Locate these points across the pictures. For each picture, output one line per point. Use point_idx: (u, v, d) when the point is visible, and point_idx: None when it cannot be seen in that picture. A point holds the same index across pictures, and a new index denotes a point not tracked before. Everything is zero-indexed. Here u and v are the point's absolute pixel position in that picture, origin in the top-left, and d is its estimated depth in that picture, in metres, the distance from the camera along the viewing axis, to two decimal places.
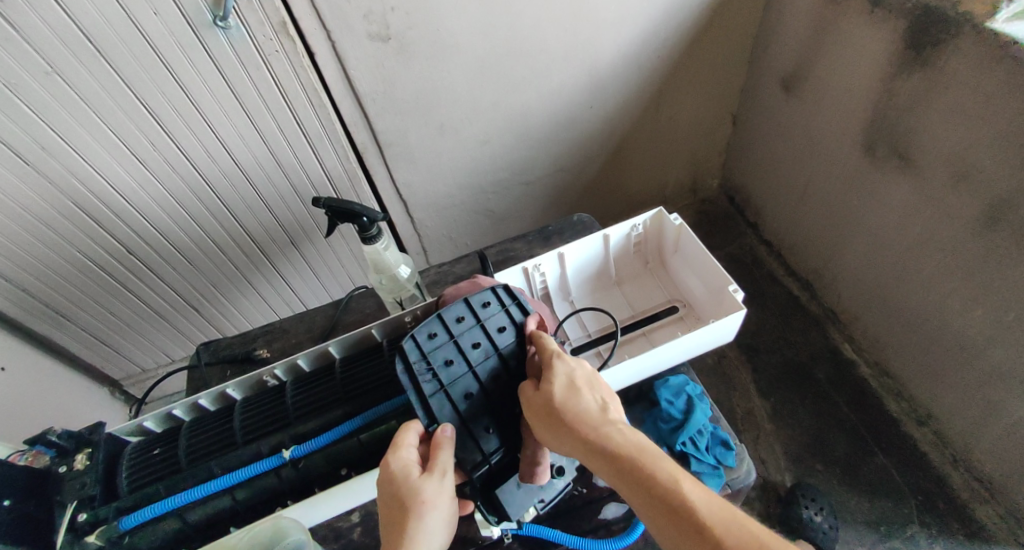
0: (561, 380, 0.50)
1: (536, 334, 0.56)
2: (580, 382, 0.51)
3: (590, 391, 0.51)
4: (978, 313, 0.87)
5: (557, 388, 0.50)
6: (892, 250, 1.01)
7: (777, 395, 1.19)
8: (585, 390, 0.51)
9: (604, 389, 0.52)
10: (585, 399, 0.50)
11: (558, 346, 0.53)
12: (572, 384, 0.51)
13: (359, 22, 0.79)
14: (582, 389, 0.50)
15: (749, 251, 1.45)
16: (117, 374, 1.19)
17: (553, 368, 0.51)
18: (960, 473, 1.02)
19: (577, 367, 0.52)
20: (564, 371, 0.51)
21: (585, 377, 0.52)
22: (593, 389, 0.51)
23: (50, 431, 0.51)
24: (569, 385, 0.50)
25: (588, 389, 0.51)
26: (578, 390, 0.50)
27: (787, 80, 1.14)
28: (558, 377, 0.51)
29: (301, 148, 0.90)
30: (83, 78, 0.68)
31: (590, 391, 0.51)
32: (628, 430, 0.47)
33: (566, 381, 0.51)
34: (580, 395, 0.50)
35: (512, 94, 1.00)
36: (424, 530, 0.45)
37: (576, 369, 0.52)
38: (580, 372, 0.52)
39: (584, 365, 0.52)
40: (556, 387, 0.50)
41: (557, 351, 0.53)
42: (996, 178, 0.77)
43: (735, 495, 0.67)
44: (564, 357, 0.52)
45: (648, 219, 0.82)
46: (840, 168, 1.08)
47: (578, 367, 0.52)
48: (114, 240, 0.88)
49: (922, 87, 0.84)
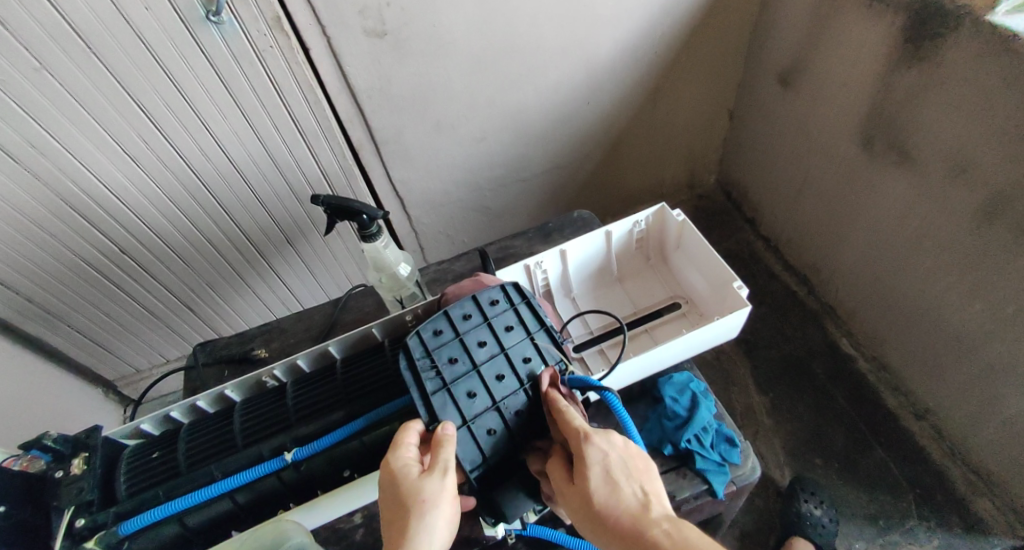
0: (596, 471, 0.47)
1: (555, 399, 0.51)
2: (615, 471, 0.48)
3: (628, 480, 0.48)
4: (977, 306, 0.87)
5: (593, 487, 0.47)
6: (890, 244, 1.01)
7: (776, 390, 1.19)
8: (623, 481, 0.48)
9: (640, 472, 0.49)
10: (624, 492, 0.47)
11: (587, 427, 0.48)
12: (609, 476, 0.47)
13: (354, 18, 0.78)
14: (619, 480, 0.47)
15: (747, 247, 1.45)
16: (111, 375, 1.17)
17: (585, 461, 0.47)
18: (958, 466, 1.02)
19: (610, 452, 0.48)
20: (598, 461, 0.48)
21: (620, 464, 0.48)
22: (630, 476, 0.48)
23: (45, 436, 0.50)
24: (605, 479, 0.47)
25: (626, 479, 0.48)
26: (616, 484, 0.47)
27: (784, 75, 1.14)
28: (593, 470, 0.47)
29: (296, 146, 0.89)
30: (72, 73, 0.66)
31: (628, 481, 0.48)
32: (674, 529, 0.44)
33: (601, 475, 0.47)
34: (618, 490, 0.47)
35: (509, 90, 1.00)
36: (425, 529, 0.44)
37: (610, 453, 0.48)
38: (614, 457, 0.48)
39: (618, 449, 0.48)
40: (592, 485, 0.47)
41: (585, 433, 0.48)
42: (995, 172, 0.77)
43: (739, 493, 0.66)
44: (593, 441, 0.48)
45: (650, 215, 0.82)
46: (838, 163, 1.08)
47: (610, 451, 0.48)
48: (106, 239, 0.87)
49: (920, 82, 0.84)
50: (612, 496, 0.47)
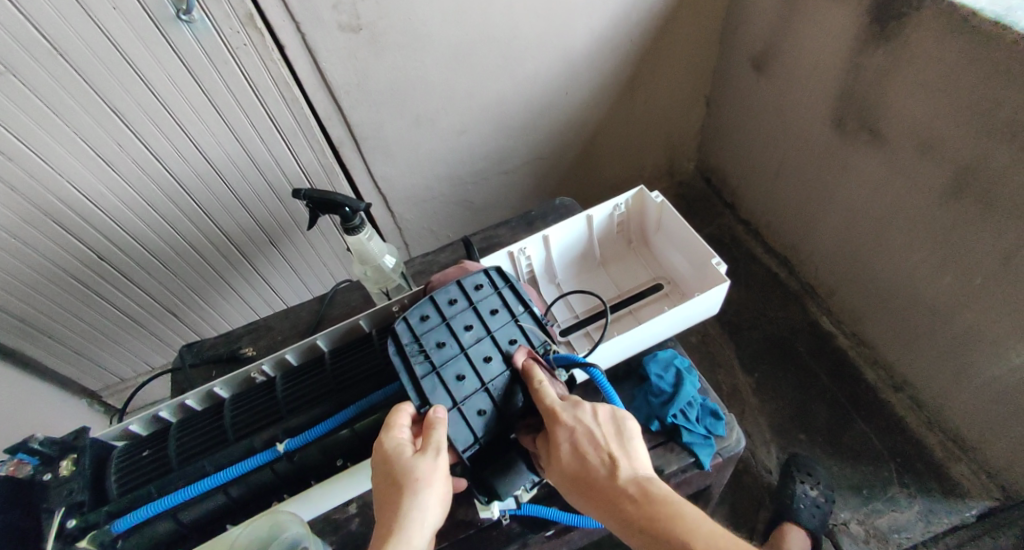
0: (566, 446, 0.49)
1: (527, 381, 0.52)
2: (584, 442, 0.49)
3: (596, 450, 0.49)
4: (947, 279, 0.90)
5: (564, 461, 0.49)
6: (864, 222, 1.04)
7: (760, 369, 1.22)
8: (592, 451, 0.49)
9: (610, 440, 0.50)
10: (591, 462, 0.49)
11: (554, 409, 0.49)
12: (578, 449, 0.49)
13: (328, 13, 0.78)
14: (586, 451, 0.49)
15: (727, 231, 1.47)
16: (96, 384, 1.15)
17: (553, 437, 0.49)
18: (935, 434, 1.06)
19: (579, 425, 0.50)
20: (566, 436, 0.49)
21: (589, 435, 0.50)
22: (599, 445, 0.49)
23: (30, 438, 0.49)
24: (572, 451, 0.49)
25: (592, 449, 0.49)
26: (585, 455, 0.49)
27: (757, 60, 1.16)
28: (563, 446, 0.49)
29: (275, 144, 0.88)
30: (40, 77, 0.65)
31: (596, 451, 0.49)
32: (639, 493, 0.46)
33: (568, 448, 0.49)
34: (587, 460, 0.49)
35: (488, 82, 1.00)
36: (417, 508, 0.45)
37: (578, 427, 0.49)
38: (582, 430, 0.49)
39: (584, 423, 0.49)
40: (562, 459, 0.49)
41: (552, 414, 0.49)
42: (958, 147, 0.80)
43: (725, 464, 0.68)
44: (561, 420, 0.49)
45: (630, 199, 0.83)
46: (812, 145, 1.10)
47: (579, 424, 0.50)
48: (83, 246, 0.85)
49: (887, 61, 0.87)
50: (582, 466, 0.49)
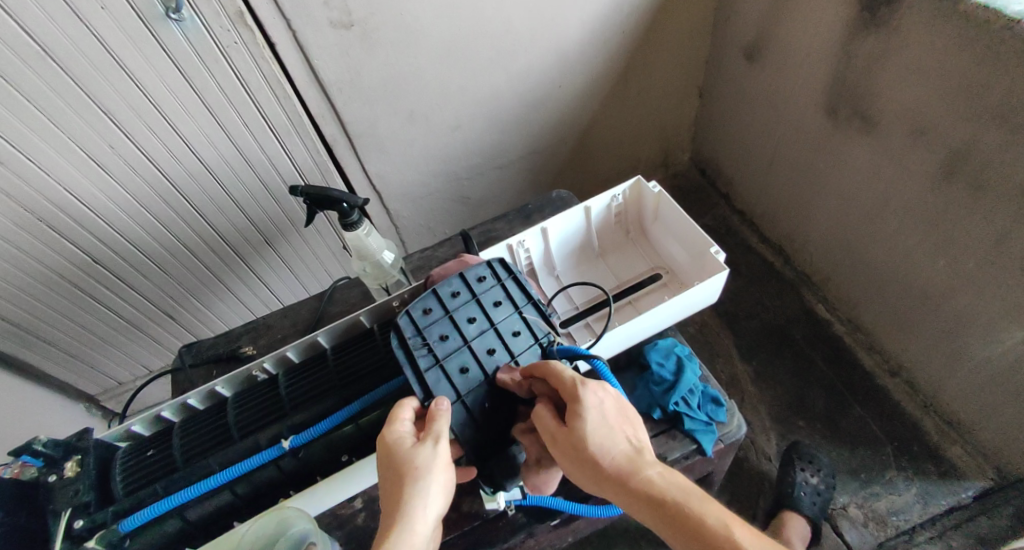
0: (590, 416, 0.47)
1: (546, 362, 0.50)
2: (608, 416, 0.48)
3: (619, 425, 0.48)
4: (940, 264, 0.91)
5: (588, 430, 0.47)
6: (858, 209, 1.05)
7: (758, 357, 1.23)
8: (615, 426, 0.48)
9: (631, 419, 0.49)
10: (616, 436, 0.47)
11: (582, 376, 0.48)
12: (603, 421, 0.47)
13: (319, 10, 0.77)
14: (612, 424, 0.47)
15: (722, 222, 1.48)
16: (93, 388, 1.15)
17: (581, 403, 0.47)
18: (931, 417, 1.07)
19: (602, 398, 0.48)
20: (593, 405, 0.48)
21: (612, 409, 0.48)
22: (622, 422, 0.48)
23: (36, 440, 0.49)
24: (598, 421, 0.47)
25: (617, 424, 0.48)
26: (610, 428, 0.47)
27: (749, 50, 1.16)
28: (588, 415, 0.47)
29: (269, 144, 0.88)
30: (30, 81, 0.65)
31: (620, 426, 0.48)
32: (665, 470, 0.45)
33: (595, 417, 0.47)
34: (612, 434, 0.47)
35: (481, 77, 1.00)
36: (419, 496, 0.45)
37: (603, 400, 0.48)
38: (607, 403, 0.48)
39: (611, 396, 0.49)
40: (588, 427, 0.47)
41: (581, 381, 0.48)
42: (949, 132, 0.81)
43: (728, 449, 0.68)
44: (588, 387, 0.48)
45: (627, 189, 0.83)
46: (805, 134, 1.11)
47: (603, 398, 0.49)
48: (76, 248, 0.84)
49: (877, 48, 0.87)
50: (605, 440, 0.47)
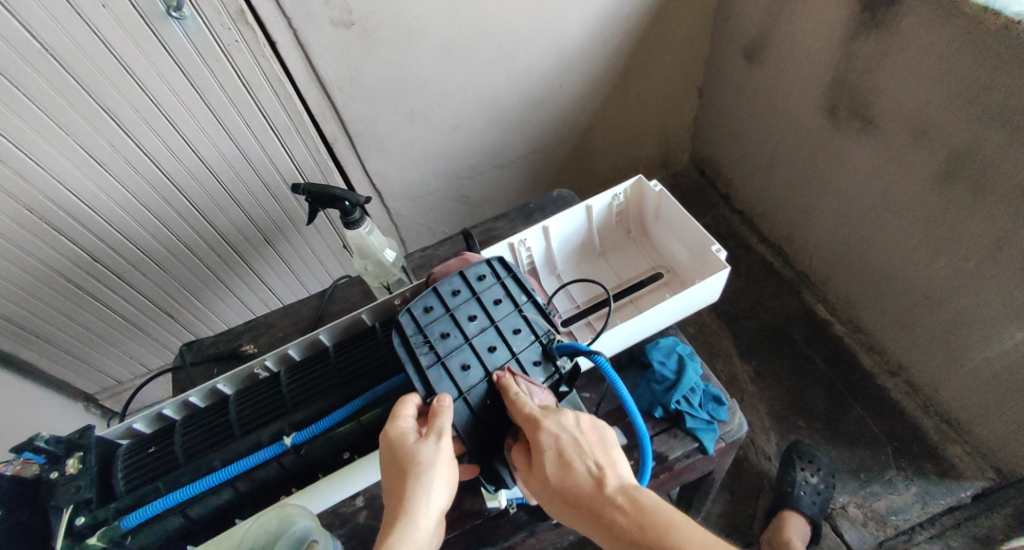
0: (550, 456, 0.48)
1: (507, 389, 0.50)
2: (568, 450, 0.48)
3: (581, 457, 0.48)
4: (940, 263, 0.91)
5: (549, 471, 0.47)
6: (858, 209, 1.05)
7: (758, 357, 1.23)
8: (576, 459, 0.48)
9: (594, 448, 0.49)
10: (577, 471, 0.47)
11: (535, 415, 0.48)
12: (562, 457, 0.48)
13: (320, 9, 0.77)
14: (571, 460, 0.47)
15: (722, 221, 1.48)
16: (93, 388, 1.14)
17: (537, 446, 0.48)
18: (930, 417, 1.07)
19: (560, 433, 0.48)
20: (550, 444, 0.48)
21: (572, 443, 0.48)
22: (583, 454, 0.48)
23: (37, 437, 0.49)
24: (557, 460, 0.48)
25: (577, 458, 0.48)
26: (569, 464, 0.47)
27: (749, 50, 1.16)
28: (546, 456, 0.47)
29: (269, 143, 0.88)
30: (32, 79, 0.65)
31: (581, 459, 0.48)
32: (627, 502, 0.45)
33: (552, 456, 0.48)
34: (572, 469, 0.47)
35: (482, 76, 1.00)
36: (422, 491, 0.45)
37: (561, 435, 0.48)
38: (565, 438, 0.48)
39: (569, 430, 0.48)
40: (548, 468, 0.47)
41: (533, 420, 0.48)
42: (949, 132, 0.81)
43: (729, 448, 0.69)
44: (543, 426, 0.48)
45: (628, 188, 0.83)
46: (806, 134, 1.11)
47: (561, 432, 0.48)
48: (76, 247, 0.84)
49: (878, 48, 0.87)
50: (567, 477, 0.47)
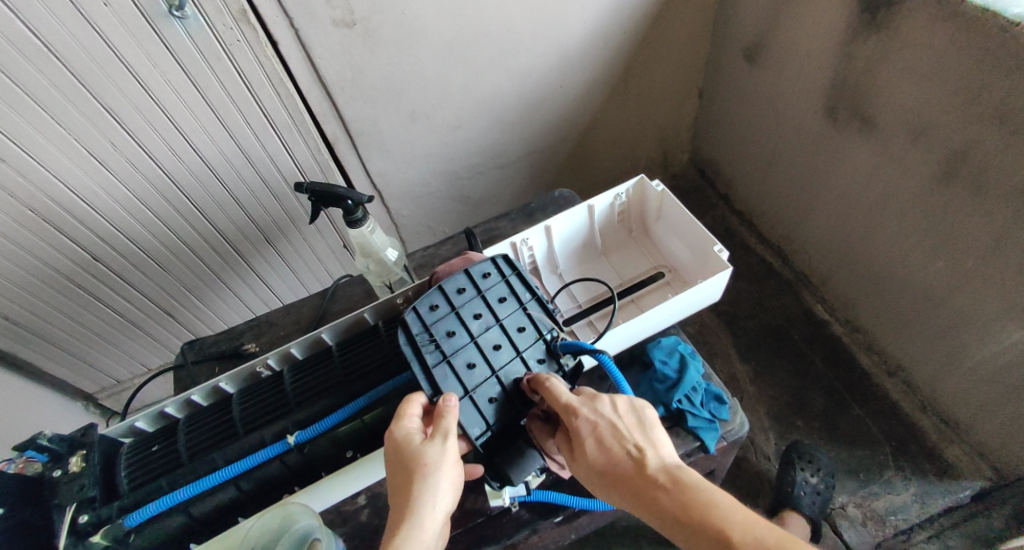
0: (589, 442, 0.49)
1: (538, 382, 0.51)
2: (607, 435, 0.49)
3: (620, 440, 0.48)
4: (939, 264, 0.92)
5: (591, 456, 0.48)
6: (857, 209, 1.05)
7: (757, 357, 1.24)
8: (615, 443, 0.48)
9: (634, 430, 0.49)
10: (618, 454, 0.48)
11: (570, 403, 0.49)
12: (601, 443, 0.48)
13: (322, 9, 0.77)
14: (611, 445, 0.48)
15: (721, 222, 1.49)
16: (92, 388, 1.14)
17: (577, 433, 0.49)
18: (928, 417, 1.07)
19: (598, 420, 0.49)
20: (588, 431, 0.49)
21: (610, 427, 0.49)
22: (622, 437, 0.49)
23: (40, 435, 0.50)
24: (596, 445, 0.48)
25: (617, 442, 0.48)
26: (609, 448, 0.48)
27: (749, 50, 1.17)
28: (586, 441, 0.49)
29: (270, 142, 0.88)
30: (32, 77, 0.65)
31: (620, 442, 0.48)
32: (670, 483, 0.45)
33: (592, 442, 0.49)
34: (613, 453, 0.48)
35: (482, 76, 1.00)
36: (429, 491, 0.45)
37: (598, 421, 0.49)
38: (603, 423, 0.49)
39: (606, 416, 0.49)
40: (589, 454, 0.48)
41: (569, 408, 0.49)
42: (949, 133, 0.81)
43: (730, 447, 0.69)
44: (580, 413, 0.49)
45: (630, 188, 0.83)
46: (805, 135, 1.11)
47: (598, 418, 0.49)
48: (76, 246, 0.84)
49: (879, 49, 0.88)
50: (609, 461, 0.48)
